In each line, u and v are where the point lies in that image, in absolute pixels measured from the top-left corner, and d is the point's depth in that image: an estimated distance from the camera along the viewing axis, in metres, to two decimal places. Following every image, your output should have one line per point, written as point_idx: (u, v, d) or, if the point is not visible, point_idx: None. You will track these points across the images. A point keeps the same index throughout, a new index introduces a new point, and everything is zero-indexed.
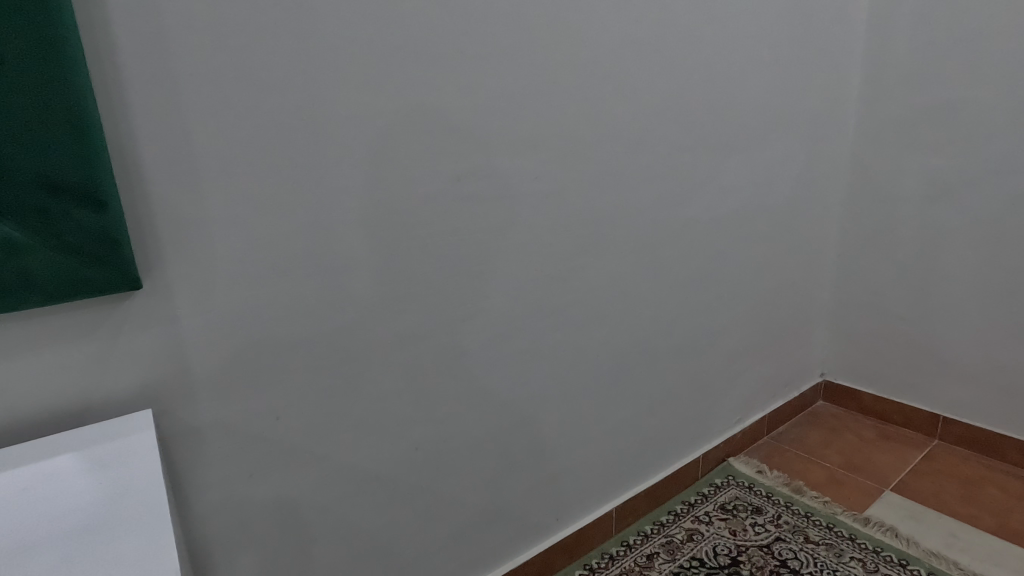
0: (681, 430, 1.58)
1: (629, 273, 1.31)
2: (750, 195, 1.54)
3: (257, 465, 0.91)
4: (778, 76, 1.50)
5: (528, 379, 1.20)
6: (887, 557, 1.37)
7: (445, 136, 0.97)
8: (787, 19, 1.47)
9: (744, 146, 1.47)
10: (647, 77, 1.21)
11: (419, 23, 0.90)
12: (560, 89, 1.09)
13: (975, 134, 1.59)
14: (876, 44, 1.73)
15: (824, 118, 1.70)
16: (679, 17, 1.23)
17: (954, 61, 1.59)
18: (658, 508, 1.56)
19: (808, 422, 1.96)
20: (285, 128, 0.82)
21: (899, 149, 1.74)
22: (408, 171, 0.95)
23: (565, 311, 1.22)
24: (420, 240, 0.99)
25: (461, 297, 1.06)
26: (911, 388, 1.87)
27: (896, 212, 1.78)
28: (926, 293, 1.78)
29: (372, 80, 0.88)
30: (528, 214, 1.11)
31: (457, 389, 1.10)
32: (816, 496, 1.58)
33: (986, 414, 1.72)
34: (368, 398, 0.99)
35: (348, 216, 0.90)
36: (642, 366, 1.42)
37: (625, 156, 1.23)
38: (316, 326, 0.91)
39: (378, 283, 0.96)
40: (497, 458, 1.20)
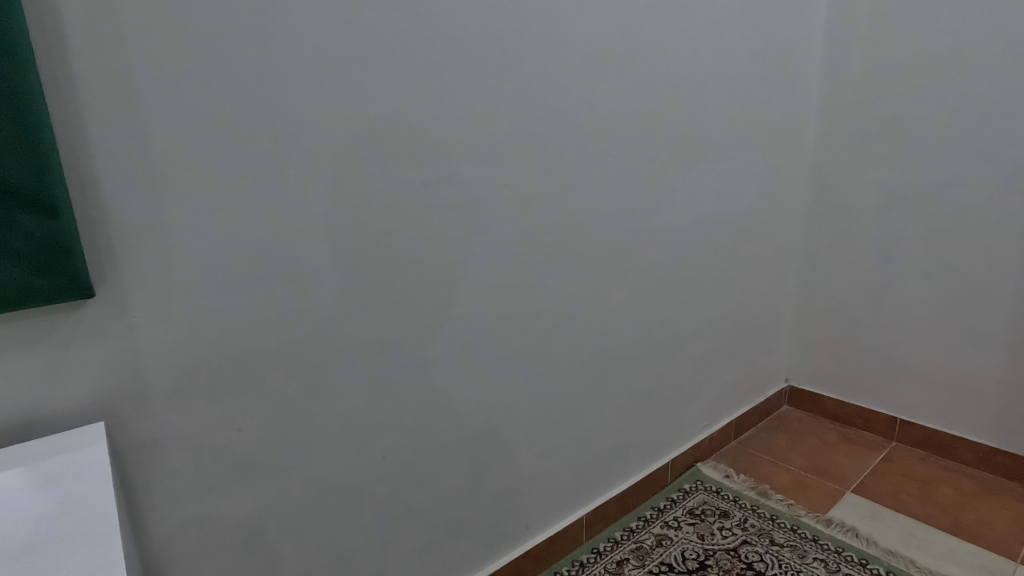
0: (650, 436, 1.60)
1: (596, 281, 1.33)
2: (714, 205, 1.58)
3: (217, 478, 0.88)
4: (739, 89, 1.55)
5: (496, 386, 1.20)
6: (848, 557, 1.41)
7: (411, 145, 0.97)
8: (748, 36, 1.52)
9: (707, 157, 1.51)
10: (612, 89, 1.24)
11: (385, 33, 0.91)
12: (527, 98, 1.11)
13: (925, 148, 1.66)
14: (832, 62, 1.80)
15: (784, 132, 1.76)
16: (644, 30, 1.26)
17: (904, 77, 1.67)
18: (628, 514, 1.57)
19: (773, 427, 2.01)
20: (246, 135, 0.81)
21: (855, 161, 1.80)
22: (374, 178, 0.94)
23: (533, 319, 1.23)
24: (387, 248, 0.98)
25: (428, 305, 1.06)
26: (870, 392, 1.93)
27: (854, 222, 1.84)
28: (882, 300, 1.84)
29: (338, 86, 0.88)
30: (495, 222, 1.12)
31: (425, 397, 1.10)
32: (780, 499, 1.61)
33: (939, 416, 1.79)
34: (334, 407, 0.98)
35: (313, 223, 0.89)
36: (610, 372, 1.43)
37: (592, 166, 1.25)
38: (279, 335, 0.90)
39: (343, 291, 0.95)
40: (466, 466, 1.20)
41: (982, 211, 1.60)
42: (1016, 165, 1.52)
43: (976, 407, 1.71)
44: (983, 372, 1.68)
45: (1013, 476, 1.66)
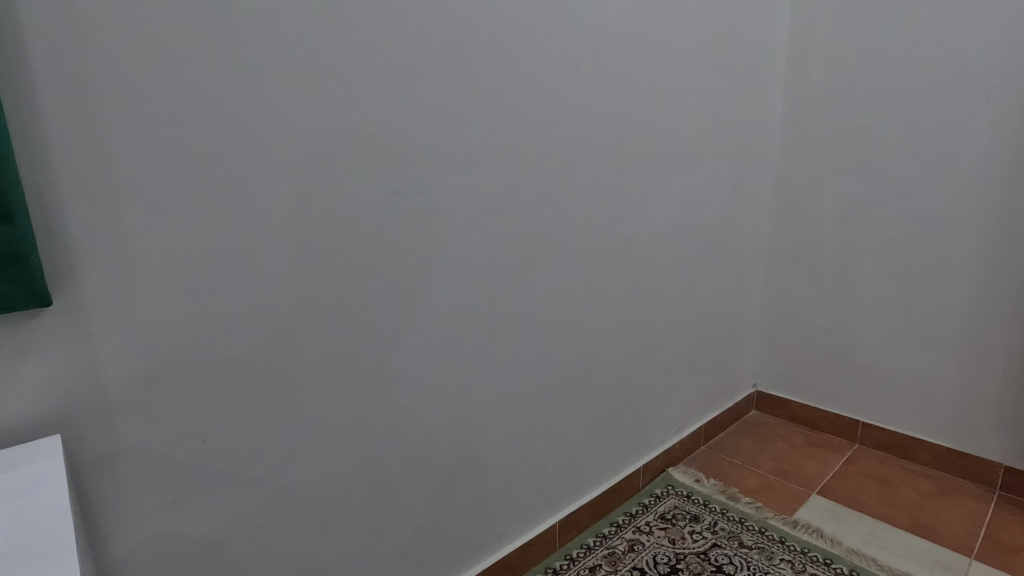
0: (621, 441, 1.61)
1: (567, 288, 1.34)
2: (683, 214, 1.61)
3: (181, 491, 0.86)
4: (706, 102, 1.59)
5: (468, 392, 1.21)
6: (813, 557, 1.44)
7: (382, 152, 0.98)
8: (713, 51, 1.57)
9: (676, 167, 1.54)
10: (582, 99, 1.26)
11: (355, 41, 0.91)
12: (498, 108, 1.12)
13: (881, 160, 1.73)
14: (794, 76, 1.87)
15: (749, 143, 1.81)
16: (613, 44, 1.30)
17: (861, 93, 1.74)
18: (600, 520, 1.58)
19: (741, 431, 2.05)
20: (213, 141, 0.80)
21: (817, 172, 1.87)
22: (343, 185, 0.94)
23: (504, 326, 1.24)
24: (357, 255, 0.98)
25: (398, 313, 1.06)
26: (833, 396, 1.99)
27: (816, 231, 1.91)
28: (843, 306, 1.90)
29: (306, 93, 0.87)
30: (467, 230, 1.12)
31: (396, 404, 1.09)
32: (749, 502, 1.64)
33: (898, 418, 1.85)
34: (303, 416, 0.97)
35: (281, 230, 0.89)
36: (582, 378, 1.44)
37: (563, 175, 1.27)
38: (246, 343, 0.88)
39: (312, 298, 0.94)
40: (438, 475, 1.20)
41: (935, 221, 1.67)
42: (965, 178, 1.60)
43: (932, 409, 1.78)
44: (938, 376, 1.75)
45: (968, 476, 1.73)
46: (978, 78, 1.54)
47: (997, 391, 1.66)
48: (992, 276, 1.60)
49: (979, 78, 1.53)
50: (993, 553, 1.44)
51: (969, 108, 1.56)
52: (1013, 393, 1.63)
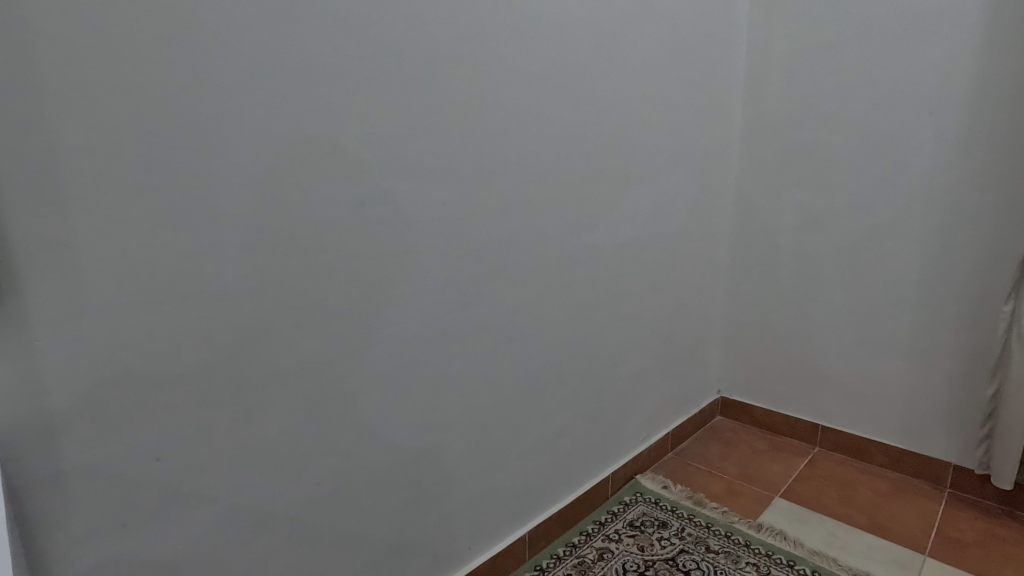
0: (589, 450, 1.62)
1: (534, 296, 1.35)
2: (648, 223, 1.64)
3: (132, 512, 0.82)
4: (668, 114, 1.63)
5: (434, 403, 1.19)
6: (777, 560, 1.47)
7: (345, 159, 0.96)
8: (674, 65, 1.61)
9: (641, 178, 1.58)
10: (547, 110, 1.28)
11: (318, 48, 0.90)
12: (465, 118, 1.12)
13: (835, 172, 1.80)
14: (752, 90, 1.93)
15: (710, 155, 1.86)
16: (577, 56, 1.32)
17: (814, 107, 1.81)
18: (570, 529, 1.58)
19: (707, 437, 2.08)
20: (169, 147, 0.78)
21: (775, 184, 1.93)
22: (306, 194, 0.93)
23: (471, 335, 1.23)
24: (320, 265, 0.96)
25: (363, 322, 1.04)
26: (794, 401, 2.04)
27: (775, 241, 1.97)
28: (801, 313, 1.96)
29: (267, 99, 0.86)
30: (433, 239, 1.12)
31: (360, 417, 1.07)
32: (715, 507, 1.67)
33: (855, 421, 1.92)
34: (264, 431, 0.94)
35: (240, 239, 0.86)
36: (550, 387, 1.45)
37: (529, 184, 1.28)
38: (203, 355, 0.85)
39: (272, 307, 0.92)
40: (405, 489, 1.18)
41: (885, 230, 1.75)
42: (912, 189, 1.68)
43: (885, 411, 1.85)
44: (891, 379, 1.82)
45: (920, 475, 1.79)
46: (922, 95, 1.62)
47: (945, 392, 1.73)
48: (939, 283, 1.68)
49: (924, 95, 1.62)
50: (946, 550, 1.50)
51: (914, 123, 1.64)
52: (960, 395, 1.71)
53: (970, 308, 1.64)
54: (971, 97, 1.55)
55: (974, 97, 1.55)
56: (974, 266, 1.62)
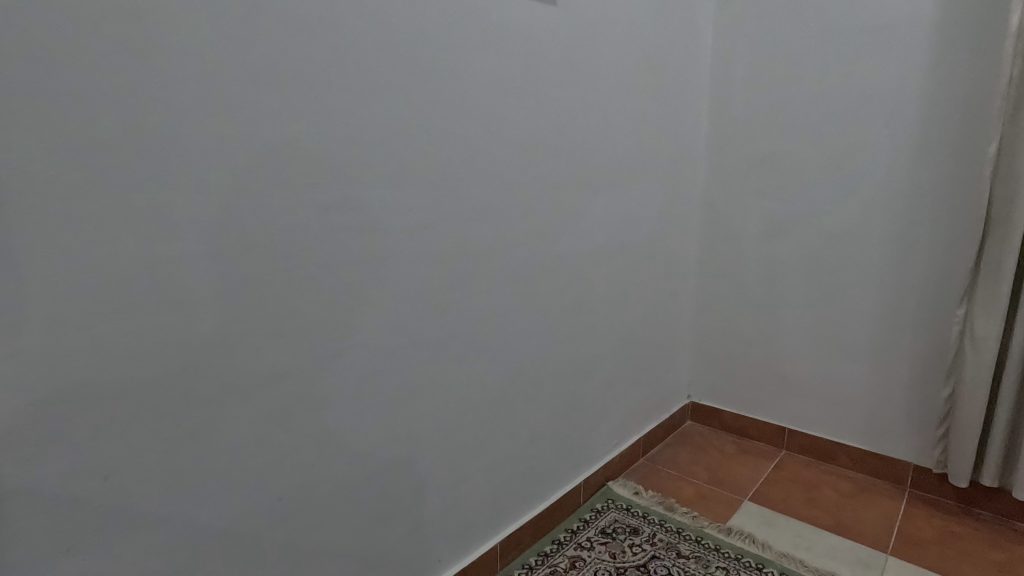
0: (560, 457, 1.61)
1: (504, 303, 1.34)
2: (617, 229, 1.66)
3: (80, 534, 0.78)
4: (636, 122, 1.65)
5: (402, 413, 1.17)
6: (746, 563, 1.48)
7: (309, 165, 0.94)
8: (642, 75, 1.64)
9: (609, 185, 1.59)
10: (516, 117, 1.28)
11: (282, 52, 0.88)
12: (432, 123, 1.11)
13: (797, 180, 1.85)
14: (717, 100, 1.97)
15: (678, 163, 1.89)
16: (545, 64, 1.33)
17: (777, 117, 1.86)
18: (542, 538, 1.56)
19: (678, 442, 2.10)
20: (122, 151, 0.75)
21: (740, 192, 1.97)
22: (268, 201, 0.90)
23: (440, 343, 1.22)
24: (282, 273, 0.94)
25: (328, 332, 1.02)
26: (761, 404, 2.07)
27: (741, 247, 2.00)
28: (767, 318, 2.00)
29: (227, 102, 0.83)
30: (400, 246, 1.10)
31: (326, 428, 1.04)
32: (685, 512, 1.68)
33: (819, 423, 1.96)
34: (221, 445, 0.90)
35: (196, 246, 0.83)
36: (520, 395, 1.44)
37: (498, 191, 1.27)
38: (157, 366, 0.82)
39: (231, 317, 0.89)
40: (373, 501, 1.15)
41: (845, 237, 1.80)
42: (871, 197, 1.73)
43: (848, 414, 1.90)
44: (854, 382, 1.87)
45: (882, 476, 1.84)
46: (878, 106, 1.68)
47: (904, 394, 1.78)
48: (896, 288, 1.73)
49: (880, 106, 1.67)
50: (907, 548, 1.54)
51: (871, 134, 1.70)
52: (917, 396, 1.76)
53: (926, 312, 1.70)
54: (923, 108, 1.61)
55: (926, 109, 1.61)
56: (928, 272, 1.67)
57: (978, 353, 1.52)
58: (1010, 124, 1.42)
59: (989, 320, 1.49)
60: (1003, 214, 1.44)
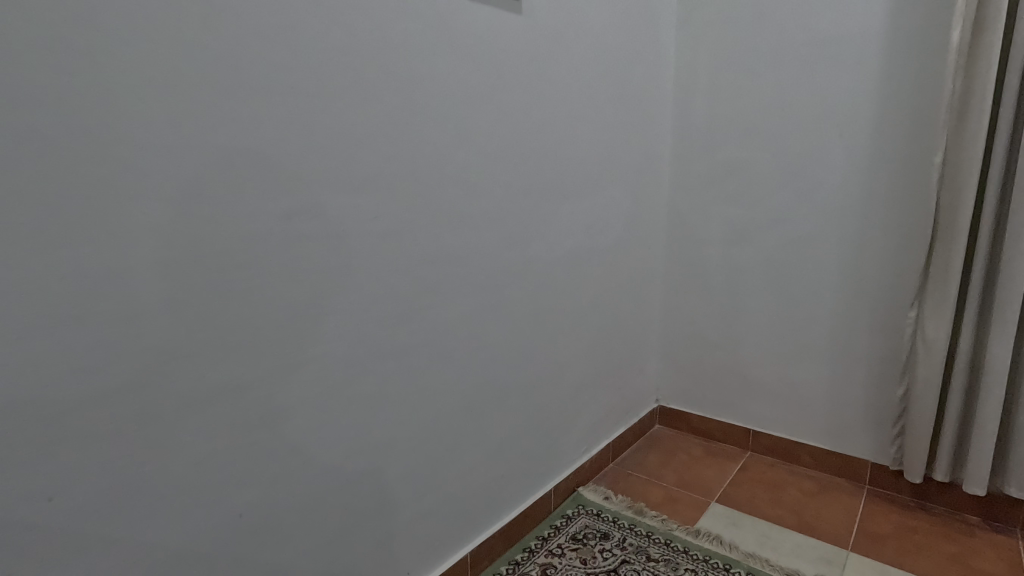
0: (530, 464, 1.61)
1: (471, 310, 1.34)
2: (584, 236, 1.67)
3: (22, 559, 0.74)
4: (602, 130, 1.68)
5: (368, 423, 1.15)
6: (714, 564, 1.50)
7: (270, 173, 0.93)
8: (606, 84, 1.66)
9: (576, 193, 1.61)
10: (481, 124, 1.28)
11: (241, 56, 0.86)
12: (397, 130, 1.11)
13: (757, 187, 1.90)
14: (679, 109, 2.01)
15: (643, 171, 1.92)
16: (510, 72, 1.34)
17: (738, 126, 1.90)
18: (513, 546, 1.56)
19: (647, 446, 2.12)
20: (68, 157, 0.72)
21: (703, 199, 2.01)
22: (226, 208, 0.88)
23: (407, 352, 1.20)
24: (242, 282, 0.91)
25: (290, 342, 0.99)
26: (727, 407, 2.11)
27: (705, 253, 2.05)
28: (732, 321, 2.04)
29: (183, 107, 0.81)
30: (364, 254, 1.09)
31: (288, 441, 1.02)
32: (654, 515, 1.69)
33: (783, 424, 2.00)
34: (175, 461, 0.87)
35: (151, 256, 0.81)
36: (488, 403, 1.43)
37: (464, 198, 1.27)
38: (107, 380, 0.79)
39: (188, 328, 0.86)
40: (338, 514, 1.13)
41: (804, 242, 1.85)
42: (827, 203, 1.79)
43: (809, 414, 1.95)
44: (814, 383, 1.92)
45: (842, 474, 1.90)
46: (832, 116, 1.74)
47: (862, 394, 1.84)
48: (853, 291, 1.79)
49: (834, 116, 1.74)
50: (866, 544, 1.59)
51: (826, 143, 1.76)
52: (874, 396, 1.82)
53: (881, 313, 1.76)
54: (874, 118, 1.68)
55: (877, 119, 1.67)
56: (882, 276, 1.74)
57: (929, 352, 1.58)
58: (954, 134, 1.49)
59: (939, 321, 1.55)
60: (949, 220, 1.51)
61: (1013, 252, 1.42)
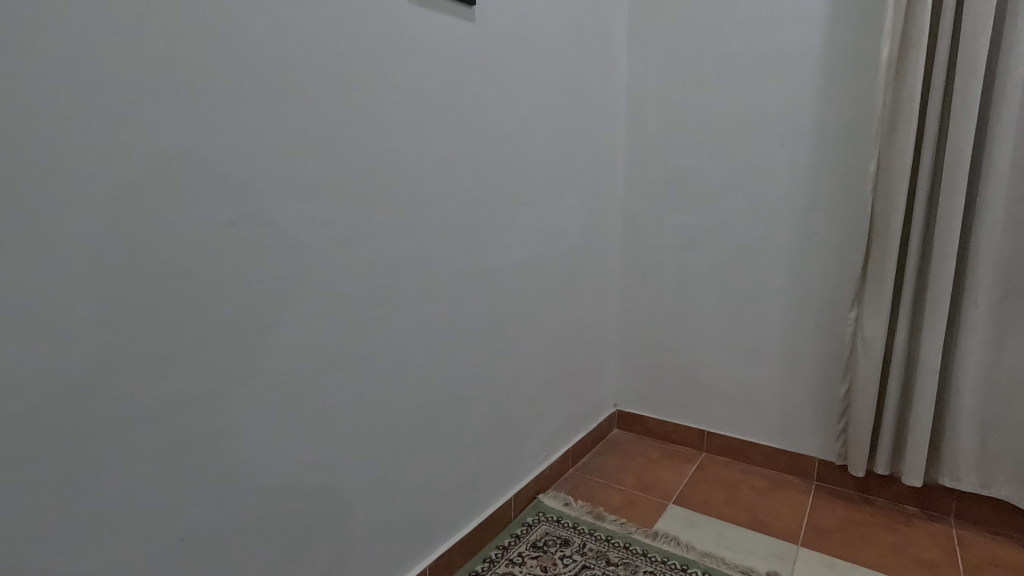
0: (489, 472, 1.60)
1: (426, 318, 1.32)
2: (540, 243, 1.68)
3: None
4: (557, 138, 1.70)
5: (320, 436, 1.12)
6: (672, 565, 1.52)
7: (212, 178, 0.89)
8: (560, 93, 1.69)
9: (531, 200, 1.62)
10: (434, 131, 1.28)
11: (181, 57, 0.83)
12: (347, 137, 1.09)
13: (705, 195, 1.96)
14: (631, 118, 2.06)
15: (597, 179, 1.95)
16: (463, 79, 1.34)
17: (687, 135, 1.96)
18: (472, 557, 1.54)
19: (606, 451, 2.14)
20: None
21: (656, 206, 2.06)
22: (166, 216, 0.84)
23: (360, 362, 1.18)
24: (184, 291, 0.87)
25: (236, 355, 0.95)
26: (682, 410, 2.16)
27: (658, 259, 2.09)
28: (685, 325, 2.09)
29: (118, 108, 0.77)
30: (314, 261, 1.06)
31: (235, 458, 0.97)
32: (614, 519, 1.70)
33: (735, 425, 2.06)
34: (111, 483, 0.82)
35: (82, 265, 0.76)
36: (445, 411, 1.42)
37: (418, 205, 1.26)
38: (33, 399, 0.73)
39: (123, 341, 0.81)
40: (289, 532, 1.08)
41: (751, 248, 1.92)
42: (772, 211, 1.86)
43: (759, 414, 2.01)
44: (764, 384, 1.98)
45: (791, 471, 1.96)
46: (775, 127, 1.82)
47: (808, 393, 1.91)
48: (798, 295, 1.86)
49: (777, 126, 1.81)
50: (816, 538, 1.64)
51: (770, 152, 1.84)
52: (819, 395, 1.89)
53: (823, 315, 1.84)
54: (813, 129, 1.76)
55: (816, 131, 1.76)
56: (823, 280, 1.82)
57: (869, 352, 1.66)
58: (885, 144, 1.58)
59: (876, 322, 1.63)
60: (883, 226, 1.60)
61: (942, 255, 1.51)
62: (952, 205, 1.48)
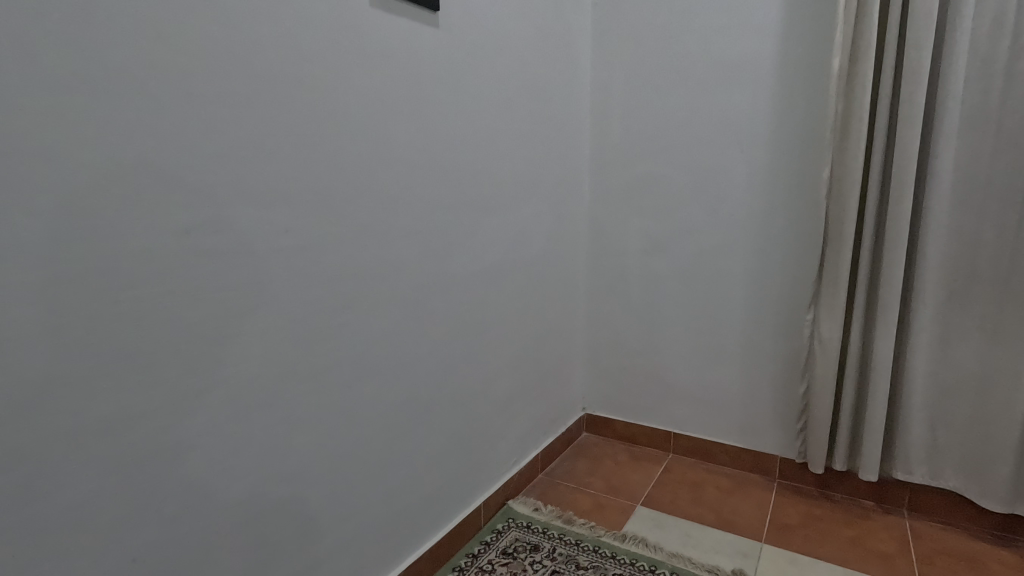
0: (457, 480, 1.59)
1: (390, 326, 1.31)
2: (506, 249, 1.69)
3: None
4: (522, 144, 1.71)
5: (281, 448, 1.09)
6: (640, 566, 1.54)
7: (166, 183, 0.86)
8: (524, 99, 1.70)
9: (496, 207, 1.62)
10: (398, 137, 1.27)
11: (130, 58, 0.80)
12: (307, 142, 1.07)
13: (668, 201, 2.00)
14: (596, 124, 2.09)
15: (563, 185, 1.97)
16: (427, 85, 1.33)
17: (650, 142, 2.00)
18: (441, 567, 1.52)
19: (575, 455, 2.15)
20: None
21: (621, 212, 2.09)
22: (116, 224, 0.81)
23: (323, 371, 1.15)
24: (137, 301, 0.84)
25: (193, 367, 0.92)
26: (649, 412, 2.19)
27: (623, 264, 2.12)
28: (651, 329, 2.12)
29: (64, 111, 0.74)
30: (274, 269, 1.03)
31: (192, 473, 0.94)
32: (583, 523, 1.71)
33: (700, 426, 2.10)
34: (58, 504, 0.78)
35: (24, 275, 0.72)
36: (411, 420, 1.40)
37: (381, 212, 1.25)
38: None
39: (70, 354, 0.77)
40: (250, 548, 1.05)
41: (712, 252, 1.96)
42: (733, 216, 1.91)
43: (724, 415, 2.05)
44: (727, 385, 2.03)
45: (754, 469, 2.01)
46: (733, 134, 1.87)
47: (769, 393, 1.96)
48: (758, 298, 1.92)
49: (735, 134, 1.86)
50: (779, 534, 1.68)
51: (729, 158, 1.89)
52: (779, 394, 1.94)
53: (782, 317, 1.89)
54: (769, 137, 1.82)
55: (772, 138, 1.82)
56: (782, 282, 1.87)
57: (826, 352, 1.71)
58: (837, 151, 1.64)
59: (832, 322, 1.69)
60: (837, 229, 1.65)
61: (892, 258, 1.58)
62: (901, 209, 1.55)
